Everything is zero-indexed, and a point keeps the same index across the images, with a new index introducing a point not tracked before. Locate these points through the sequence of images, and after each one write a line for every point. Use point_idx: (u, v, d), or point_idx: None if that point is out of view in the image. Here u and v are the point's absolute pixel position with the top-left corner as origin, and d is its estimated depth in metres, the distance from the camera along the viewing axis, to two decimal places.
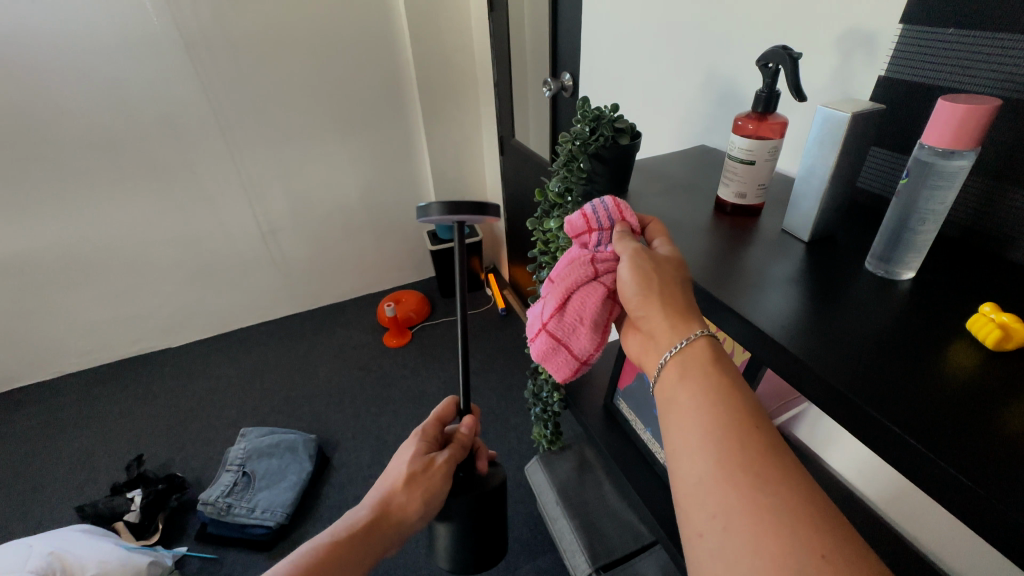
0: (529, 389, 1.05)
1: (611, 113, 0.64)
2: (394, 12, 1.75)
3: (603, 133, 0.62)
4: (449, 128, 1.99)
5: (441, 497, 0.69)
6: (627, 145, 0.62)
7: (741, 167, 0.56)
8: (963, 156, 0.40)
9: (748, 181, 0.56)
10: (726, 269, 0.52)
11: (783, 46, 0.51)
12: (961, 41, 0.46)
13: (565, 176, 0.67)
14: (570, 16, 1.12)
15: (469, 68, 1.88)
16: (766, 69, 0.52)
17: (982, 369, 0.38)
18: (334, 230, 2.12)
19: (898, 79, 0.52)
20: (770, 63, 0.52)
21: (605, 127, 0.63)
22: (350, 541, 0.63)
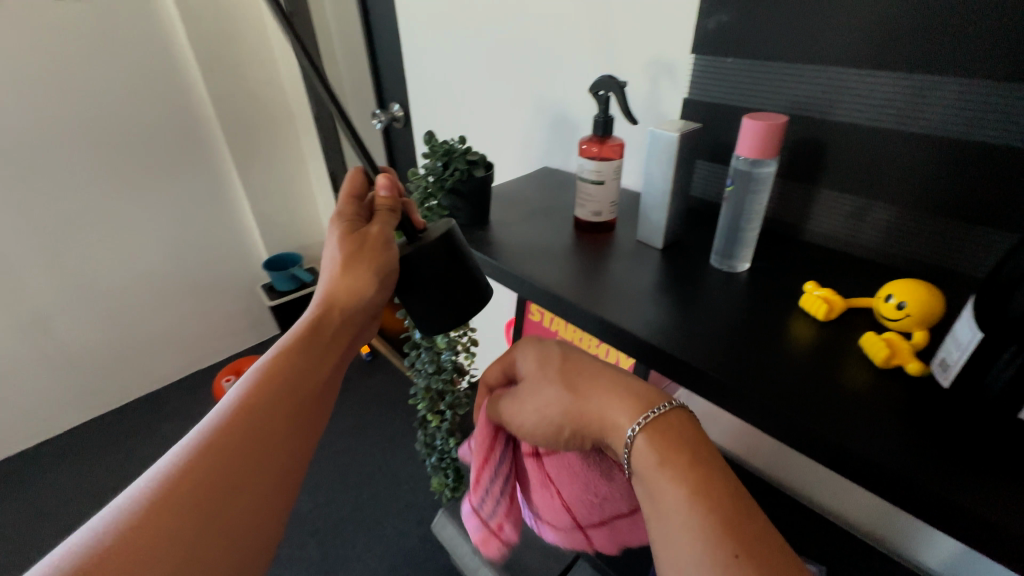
0: (420, 445, 0.95)
1: (459, 144, 0.62)
2: (172, 34, 1.44)
3: (457, 167, 0.60)
4: (270, 167, 1.75)
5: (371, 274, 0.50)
6: (484, 177, 0.60)
7: (594, 187, 0.59)
8: (766, 164, 0.47)
9: (601, 201, 0.60)
10: (604, 287, 0.53)
11: (608, 75, 0.55)
12: (740, 68, 0.56)
13: (425, 214, 0.64)
14: (390, 48, 1.08)
15: (282, 101, 1.69)
16: (597, 96, 0.55)
17: (818, 339, 0.45)
18: (132, 304, 1.66)
19: (699, 100, 0.61)
20: (600, 91, 0.55)
21: (457, 161, 0.61)
22: (294, 362, 0.48)
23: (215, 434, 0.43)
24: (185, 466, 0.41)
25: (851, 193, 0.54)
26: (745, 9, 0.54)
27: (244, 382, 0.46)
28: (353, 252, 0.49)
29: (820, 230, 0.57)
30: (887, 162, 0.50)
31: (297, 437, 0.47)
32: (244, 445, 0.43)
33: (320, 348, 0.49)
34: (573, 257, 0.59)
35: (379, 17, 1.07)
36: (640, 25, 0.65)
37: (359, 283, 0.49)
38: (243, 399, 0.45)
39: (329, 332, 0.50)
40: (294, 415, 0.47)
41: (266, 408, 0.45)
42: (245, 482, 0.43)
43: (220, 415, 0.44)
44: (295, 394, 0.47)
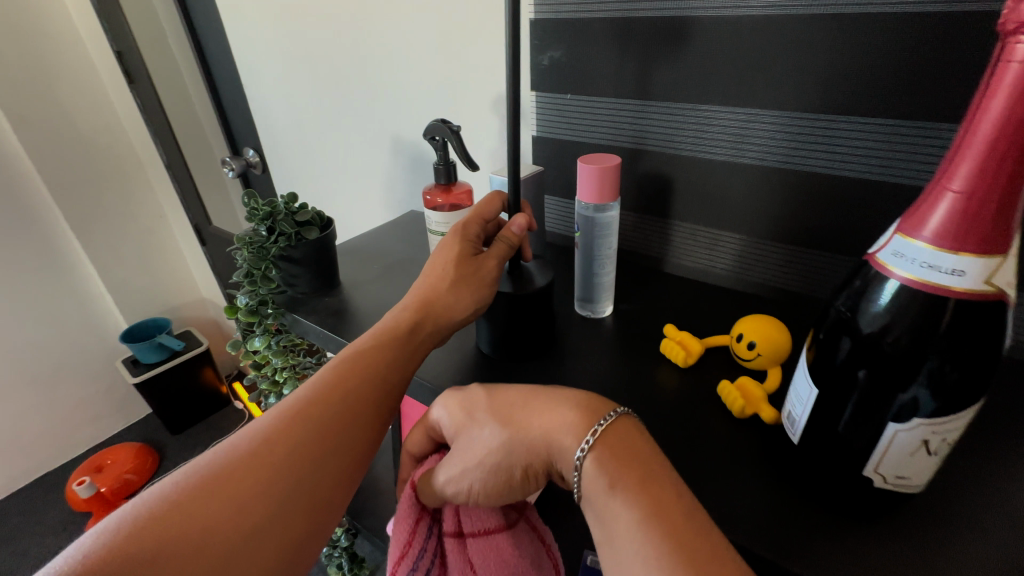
0: None
1: (288, 203, 0.54)
2: None
3: (285, 231, 0.52)
4: (117, 223, 1.50)
5: (484, 302, 0.42)
6: (316, 240, 0.52)
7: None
8: (610, 209, 0.44)
9: None
10: (461, 353, 0.47)
11: (442, 119, 0.50)
12: (580, 105, 0.55)
13: (251, 286, 0.54)
14: (233, 90, 0.97)
15: (127, 148, 1.46)
16: (434, 142, 0.51)
17: (682, 384, 0.42)
18: None
19: (548, 137, 0.59)
20: (436, 136, 0.50)
21: (286, 222, 0.53)
22: (387, 357, 0.37)
23: (281, 420, 0.33)
24: (237, 457, 0.31)
25: (698, 224, 0.53)
26: (576, 46, 0.52)
27: (333, 361, 0.36)
28: (467, 256, 0.42)
29: (677, 261, 0.57)
30: (726, 193, 0.50)
31: (309, 496, 0.32)
32: (305, 453, 0.32)
33: (414, 351, 0.39)
34: None
35: (216, 56, 0.95)
36: (484, 63, 0.62)
37: (462, 293, 0.41)
38: (323, 387, 0.34)
39: (387, 366, 0.37)
40: (368, 437, 0.35)
41: (287, 439, 0.32)
42: (291, 506, 0.31)
43: (297, 397, 0.34)
44: (376, 405, 0.35)
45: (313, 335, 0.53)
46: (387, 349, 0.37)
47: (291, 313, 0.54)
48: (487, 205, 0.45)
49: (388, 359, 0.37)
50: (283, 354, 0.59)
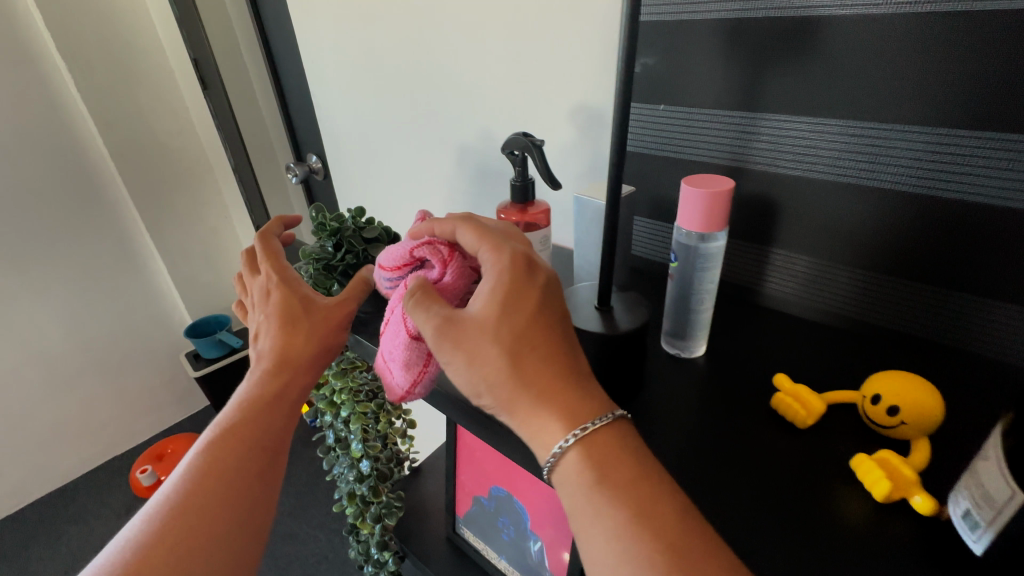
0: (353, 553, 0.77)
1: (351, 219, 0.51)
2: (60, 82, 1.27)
3: (349, 251, 0.50)
4: (187, 223, 1.56)
5: (333, 331, 0.46)
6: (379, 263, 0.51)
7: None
8: (716, 238, 0.39)
9: None
10: None
11: (522, 132, 0.46)
12: (673, 116, 0.49)
13: None
14: (301, 96, 0.97)
15: (198, 152, 1.53)
16: (512, 156, 0.46)
17: (797, 448, 0.36)
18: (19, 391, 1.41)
19: (632, 150, 0.54)
20: (515, 150, 0.46)
21: (349, 241, 0.51)
22: (273, 389, 0.44)
23: (200, 476, 0.41)
24: (174, 513, 0.40)
25: (805, 254, 0.47)
26: (673, 52, 0.47)
27: (227, 412, 0.44)
28: (293, 292, 0.46)
29: (773, 293, 0.50)
30: (841, 222, 0.44)
31: (246, 512, 0.42)
32: (229, 486, 0.41)
33: (296, 372, 0.45)
34: None
35: (286, 63, 0.96)
36: (563, 72, 0.58)
37: (311, 311, 0.46)
38: (220, 446, 0.42)
39: (271, 397, 0.44)
40: (277, 448, 0.45)
41: (220, 477, 0.41)
42: (237, 522, 0.41)
43: (201, 456, 0.42)
44: (274, 424, 0.44)
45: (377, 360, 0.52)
46: (260, 388, 0.44)
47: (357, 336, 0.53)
48: (272, 254, 0.48)
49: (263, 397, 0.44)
50: (340, 374, 0.59)
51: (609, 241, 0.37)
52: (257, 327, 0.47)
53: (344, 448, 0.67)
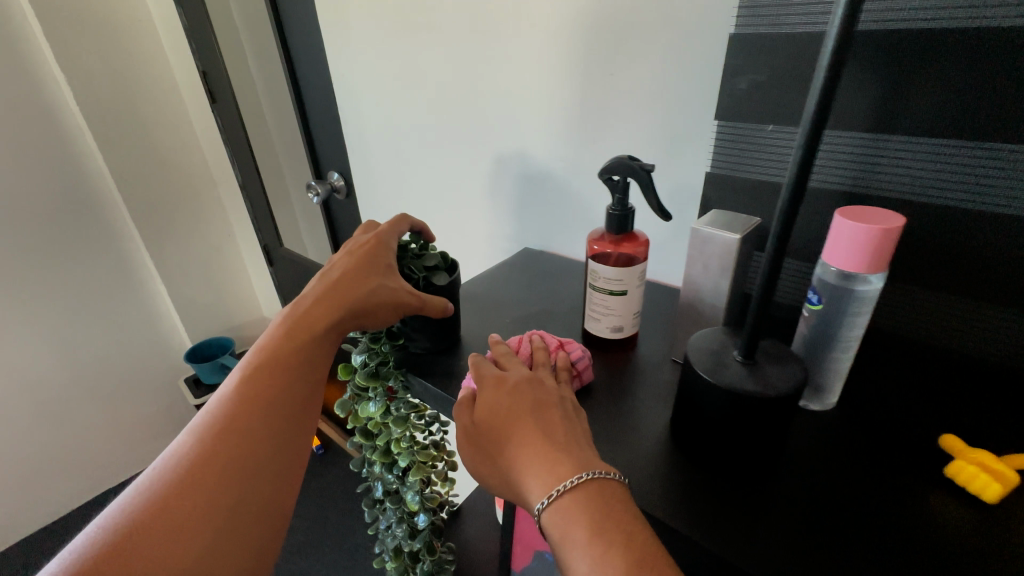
0: None
1: (412, 249, 0.53)
2: (56, 93, 1.19)
3: (414, 275, 0.50)
4: (188, 242, 1.48)
5: (390, 290, 0.44)
6: (445, 284, 0.50)
7: (612, 298, 0.44)
8: (870, 281, 0.34)
9: (622, 314, 0.45)
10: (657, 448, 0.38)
11: (623, 155, 0.41)
12: (784, 138, 0.44)
13: (373, 347, 0.47)
14: (325, 111, 0.91)
15: (201, 167, 1.45)
16: (611, 182, 0.41)
17: (990, 525, 0.31)
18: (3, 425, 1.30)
19: (727, 174, 0.48)
20: (615, 176, 0.41)
21: (412, 267, 0.51)
22: (317, 324, 0.42)
23: (231, 403, 0.39)
24: (204, 435, 0.37)
25: (940, 293, 0.41)
26: (789, 67, 0.42)
27: (269, 335, 0.42)
28: (381, 256, 0.46)
29: (894, 334, 0.44)
30: (991, 260, 0.38)
31: (269, 467, 0.38)
32: (259, 420, 0.38)
33: (345, 315, 0.42)
34: (591, 395, 0.44)
35: (309, 76, 0.90)
36: (641, 88, 0.53)
37: (386, 278, 0.45)
38: (249, 393, 0.39)
39: (313, 334, 0.42)
40: (312, 391, 0.42)
41: (246, 422, 0.38)
42: (260, 460, 0.38)
43: (240, 380, 0.40)
44: (315, 364, 0.42)
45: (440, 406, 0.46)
46: (308, 306, 0.43)
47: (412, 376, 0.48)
48: (387, 226, 0.50)
49: (309, 317, 0.42)
50: (400, 422, 0.52)
51: (764, 274, 0.31)
52: (330, 265, 0.46)
53: (393, 501, 0.62)
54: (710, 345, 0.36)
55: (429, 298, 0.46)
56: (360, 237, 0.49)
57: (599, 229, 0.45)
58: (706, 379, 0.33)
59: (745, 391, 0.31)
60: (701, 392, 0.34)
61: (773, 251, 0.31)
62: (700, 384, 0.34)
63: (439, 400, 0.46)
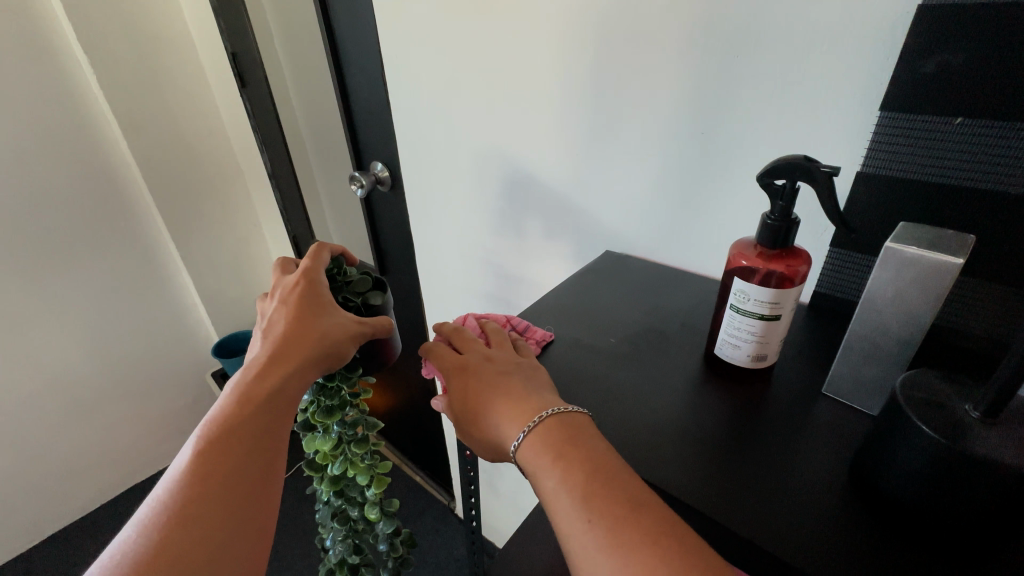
0: None
1: (336, 273, 0.50)
2: (77, 76, 1.12)
3: (352, 302, 0.48)
4: (214, 232, 1.43)
5: (344, 324, 0.43)
6: (384, 303, 0.50)
7: (760, 323, 0.37)
8: None
9: (766, 339, 0.38)
10: (846, 514, 0.31)
11: (790, 154, 0.34)
12: (975, 134, 0.36)
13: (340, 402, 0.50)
14: (373, 97, 0.83)
15: (227, 154, 1.38)
16: (772, 188, 0.34)
17: None
18: (31, 420, 1.26)
19: (889, 174, 0.41)
20: (780, 179, 0.34)
21: (347, 292, 0.49)
22: (271, 381, 0.39)
23: (182, 486, 0.34)
24: (156, 531, 0.33)
25: None
26: (1000, 44, 0.33)
27: (219, 405, 0.38)
28: (316, 294, 0.44)
29: None
30: None
31: (243, 537, 0.34)
32: (222, 495, 0.35)
33: (301, 364, 0.40)
34: (733, 436, 0.36)
35: (355, 58, 0.82)
36: (779, 69, 0.44)
37: (330, 315, 0.43)
38: (202, 461, 0.35)
39: (272, 383, 0.39)
40: (275, 451, 0.38)
41: (206, 496, 0.34)
42: (231, 535, 0.34)
43: (190, 456, 0.35)
44: (277, 422, 0.39)
45: None
46: (260, 360, 0.40)
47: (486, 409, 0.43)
48: (309, 258, 0.47)
49: (264, 369, 0.39)
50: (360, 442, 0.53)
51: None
52: (267, 319, 0.43)
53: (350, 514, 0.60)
54: (920, 387, 0.29)
55: (374, 323, 0.47)
56: (285, 279, 0.46)
57: (746, 241, 0.38)
58: (940, 442, 0.27)
59: (1005, 464, 0.25)
60: (927, 454, 0.27)
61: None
62: (926, 443, 0.27)
63: None
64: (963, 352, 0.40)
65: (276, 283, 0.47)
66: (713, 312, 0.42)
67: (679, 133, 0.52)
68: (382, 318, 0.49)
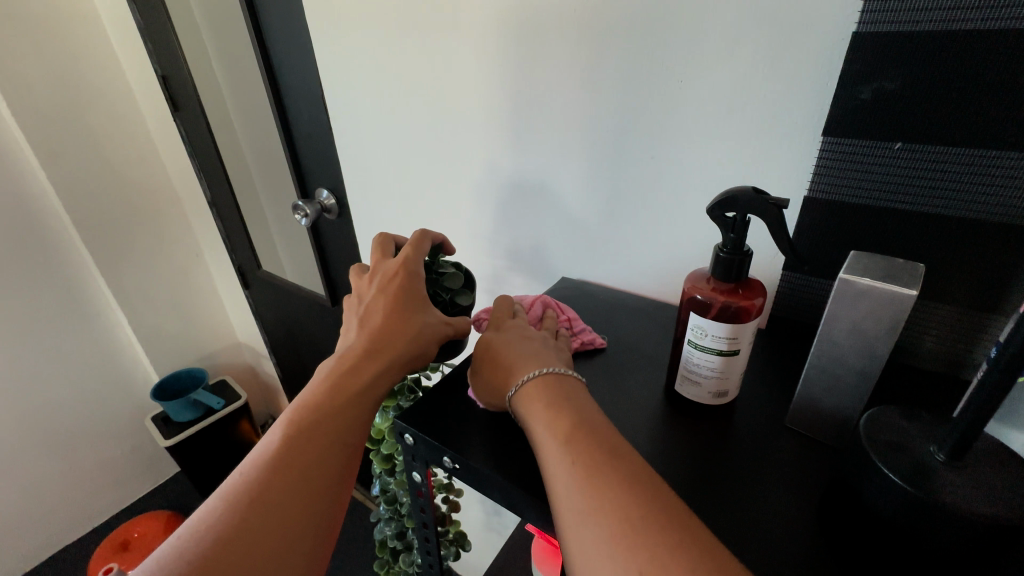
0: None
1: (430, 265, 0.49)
2: None
3: (442, 295, 0.47)
4: (150, 265, 1.33)
5: (438, 323, 0.43)
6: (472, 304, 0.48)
7: (719, 359, 0.36)
8: None
9: (726, 374, 0.37)
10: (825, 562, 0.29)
11: (739, 185, 0.33)
12: (914, 158, 0.36)
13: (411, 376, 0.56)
14: (314, 124, 0.79)
15: (162, 183, 1.30)
16: (723, 220, 0.33)
17: None
18: None
19: (835, 199, 0.40)
20: (730, 211, 0.32)
21: (438, 287, 0.47)
22: (361, 377, 0.38)
23: (269, 467, 0.33)
24: (236, 509, 0.32)
25: None
26: (933, 67, 0.34)
27: (316, 383, 0.38)
28: (416, 287, 0.43)
29: None
30: None
31: (321, 517, 0.34)
32: (306, 482, 0.34)
33: (392, 362, 0.39)
34: (700, 477, 0.34)
35: (294, 84, 0.78)
36: (719, 94, 0.44)
37: (425, 312, 0.43)
38: (297, 433, 0.35)
39: (367, 373, 0.38)
40: (359, 445, 0.37)
41: (296, 469, 0.34)
42: (307, 524, 0.33)
43: (286, 425, 0.35)
44: (362, 419, 0.38)
45: (499, 495, 0.36)
46: (361, 347, 0.39)
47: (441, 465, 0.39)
48: (412, 247, 0.45)
49: (364, 357, 0.39)
50: None
51: (1005, 359, 0.23)
52: (364, 306, 0.42)
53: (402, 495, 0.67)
54: (881, 428, 0.28)
55: (463, 324, 0.45)
56: (386, 265, 0.44)
57: (699, 274, 0.36)
58: (909, 490, 0.25)
59: (975, 514, 0.23)
60: (897, 503, 0.26)
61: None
62: (892, 491, 0.26)
63: (496, 491, 0.36)
64: (922, 373, 0.40)
65: (380, 262, 0.45)
66: (672, 346, 0.40)
67: (625, 151, 0.51)
68: (470, 317, 0.47)
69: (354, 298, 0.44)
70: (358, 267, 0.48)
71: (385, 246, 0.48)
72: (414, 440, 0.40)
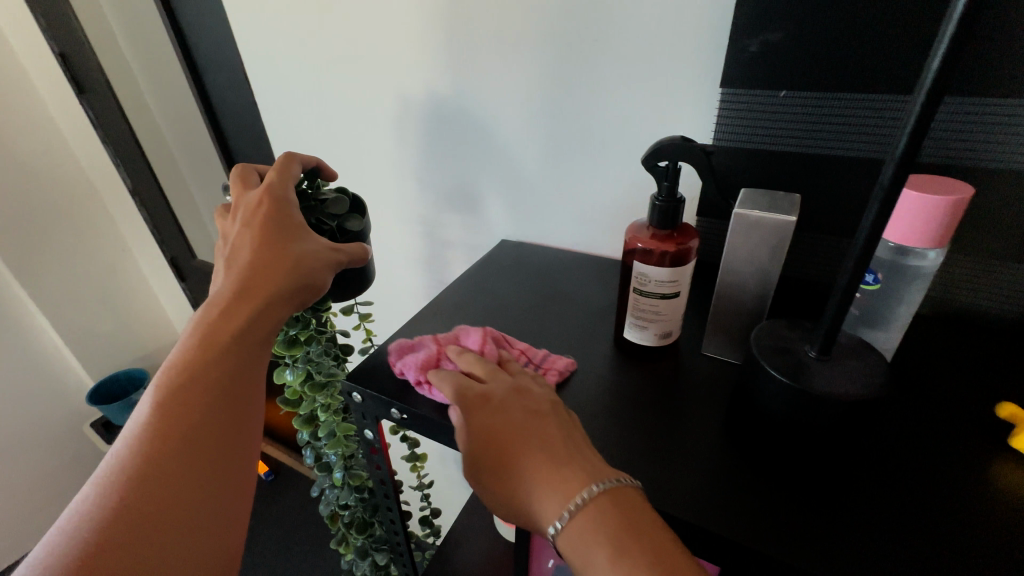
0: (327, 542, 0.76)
1: (309, 194, 0.48)
2: None
3: (326, 223, 0.45)
4: (72, 264, 1.24)
5: (321, 249, 0.39)
6: (361, 229, 0.48)
7: (662, 302, 0.39)
8: (925, 256, 0.33)
9: (669, 318, 0.40)
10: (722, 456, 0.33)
11: (670, 137, 0.35)
12: (797, 105, 0.41)
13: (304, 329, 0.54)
14: (240, 102, 0.76)
15: (75, 175, 1.20)
16: (657, 169, 0.36)
17: None
18: None
19: (734, 144, 0.44)
20: (663, 160, 0.35)
21: (320, 215, 0.46)
22: (237, 318, 0.34)
23: (148, 434, 0.29)
24: (115, 488, 0.27)
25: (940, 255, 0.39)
26: (806, 23, 0.38)
27: (186, 336, 0.33)
28: (287, 215, 0.39)
29: None
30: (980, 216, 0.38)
31: (227, 469, 0.30)
32: (200, 438, 0.30)
33: (274, 299, 0.35)
34: (622, 400, 0.38)
35: (213, 60, 0.75)
36: (631, 53, 0.47)
37: (303, 240, 0.39)
38: (172, 391, 0.30)
39: (244, 314, 0.34)
40: (253, 393, 0.33)
41: (180, 429, 0.29)
42: (209, 483, 0.29)
43: (159, 388, 0.31)
44: (252, 362, 0.34)
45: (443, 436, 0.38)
46: (232, 285, 0.34)
47: (390, 412, 0.40)
48: (274, 176, 0.41)
49: (234, 296, 0.34)
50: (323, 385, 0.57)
51: (850, 274, 0.27)
52: (231, 245, 0.37)
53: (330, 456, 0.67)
54: (771, 337, 0.33)
55: (349, 249, 0.42)
56: (247, 199, 0.40)
57: (639, 225, 0.39)
58: (787, 382, 0.29)
59: (838, 395, 0.28)
60: (778, 396, 0.30)
61: (867, 244, 0.26)
62: (777, 387, 0.30)
63: (443, 433, 0.38)
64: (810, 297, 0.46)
65: (238, 199, 0.41)
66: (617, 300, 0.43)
67: (545, 106, 0.54)
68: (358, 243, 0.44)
69: (221, 240, 0.40)
70: (222, 210, 0.44)
71: (244, 179, 0.43)
72: (362, 397, 0.42)
